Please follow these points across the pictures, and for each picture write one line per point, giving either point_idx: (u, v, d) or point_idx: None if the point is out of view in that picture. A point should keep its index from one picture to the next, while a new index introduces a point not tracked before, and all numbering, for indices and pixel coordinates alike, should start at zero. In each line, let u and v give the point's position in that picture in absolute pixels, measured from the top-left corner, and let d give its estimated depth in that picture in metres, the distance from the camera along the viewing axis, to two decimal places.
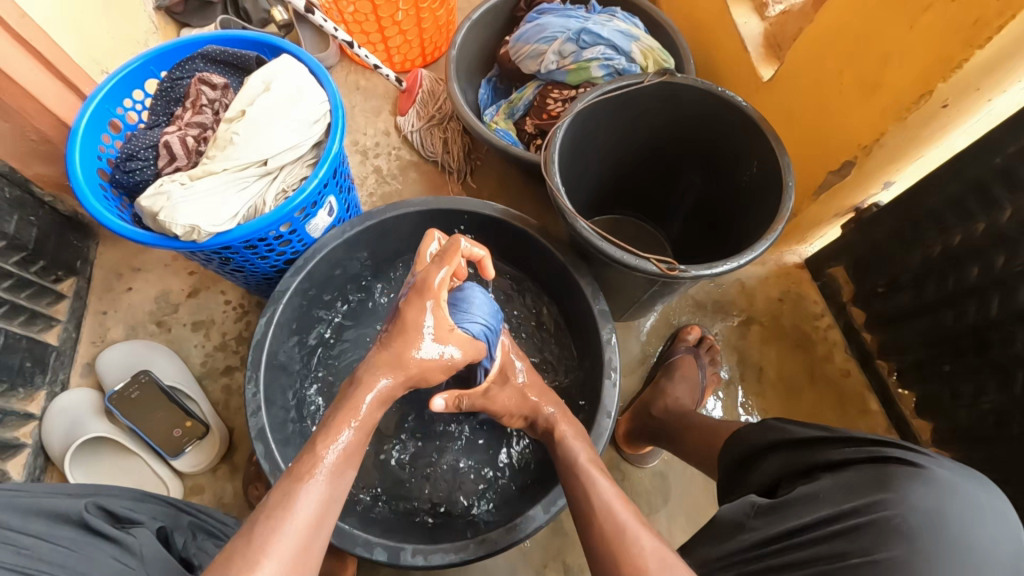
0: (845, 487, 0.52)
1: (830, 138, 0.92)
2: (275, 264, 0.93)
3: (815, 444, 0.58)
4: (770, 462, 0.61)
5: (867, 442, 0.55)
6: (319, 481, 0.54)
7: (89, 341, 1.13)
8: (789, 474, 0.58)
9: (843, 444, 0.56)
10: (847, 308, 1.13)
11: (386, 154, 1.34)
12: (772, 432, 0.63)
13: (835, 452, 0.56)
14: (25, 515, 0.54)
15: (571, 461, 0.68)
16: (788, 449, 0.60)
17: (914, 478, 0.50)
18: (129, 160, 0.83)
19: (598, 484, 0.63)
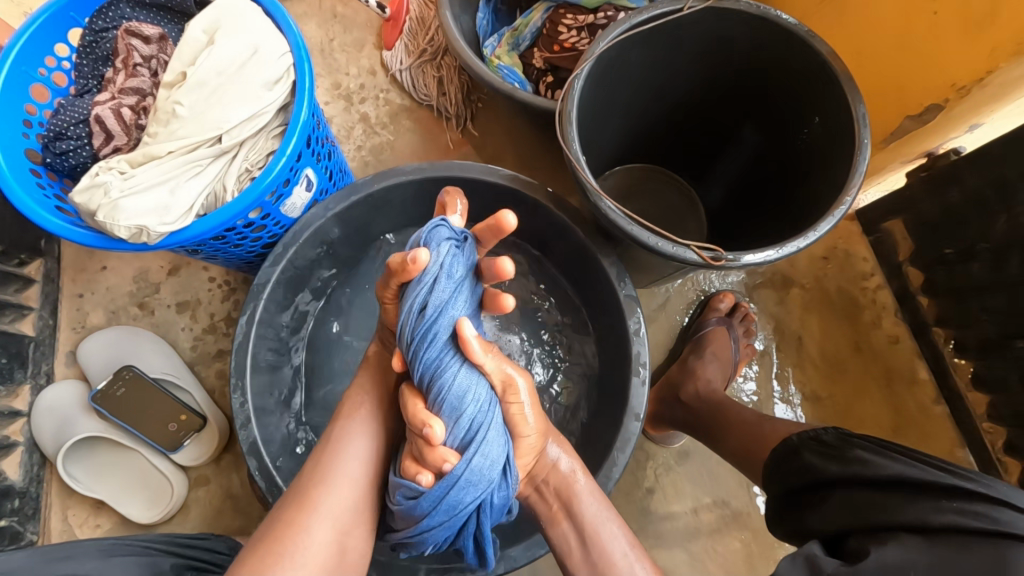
0: (942, 564, 0.45)
1: (914, 73, 0.75)
2: (253, 250, 0.81)
3: (904, 494, 0.52)
4: (838, 503, 0.56)
5: (972, 501, 0.48)
6: (359, 439, 0.64)
7: (69, 327, 1.05)
8: (862, 524, 0.52)
9: (947, 503, 0.49)
10: (903, 268, 0.99)
11: (373, 98, 1.17)
12: (846, 467, 0.57)
13: (931, 514, 0.49)
14: None
15: (591, 526, 0.60)
16: (865, 489, 0.55)
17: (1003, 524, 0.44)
18: (57, 140, 0.68)
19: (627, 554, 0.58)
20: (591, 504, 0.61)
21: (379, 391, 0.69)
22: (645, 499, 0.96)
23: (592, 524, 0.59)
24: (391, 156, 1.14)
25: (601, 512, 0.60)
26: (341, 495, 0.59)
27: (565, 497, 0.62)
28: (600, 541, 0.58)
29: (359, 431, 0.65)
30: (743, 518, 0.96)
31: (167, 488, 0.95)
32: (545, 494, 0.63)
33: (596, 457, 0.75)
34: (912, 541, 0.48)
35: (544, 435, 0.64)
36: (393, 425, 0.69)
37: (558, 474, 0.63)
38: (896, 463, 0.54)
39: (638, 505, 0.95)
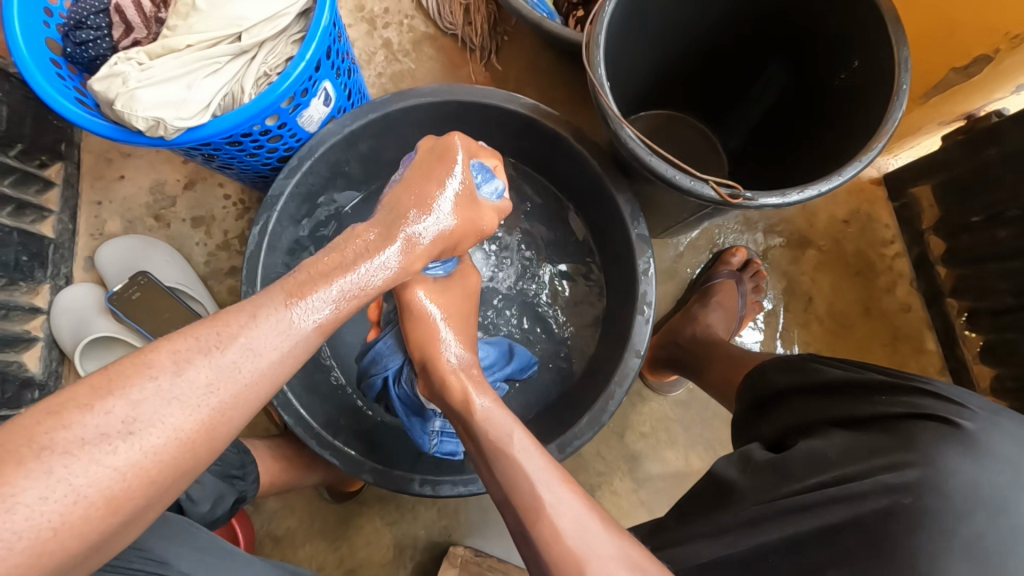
0: (859, 442, 0.50)
1: (967, 18, 0.72)
2: (268, 162, 0.81)
3: (837, 395, 0.56)
4: (787, 409, 0.60)
5: (900, 393, 0.52)
6: (276, 338, 0.46)
7: (87, 233, 1.07)
8: (800, 424, 0.57)
9: (874, 397, 0.53)
10: (925, 236, 0.97)
11: (397, 23, 1.13)
12: (797, 376, 0.61)
13: (864, 406, 0.53)
14: None
15: (492, 440, 0.52)
16: (808, 396, 0.58)
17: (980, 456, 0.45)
18: (77, 29, 0.67)
19: (528, 472, 0.48)
20: (493, 422, 0.54)
21: (336, 286, 0.50)
22: (638, 442, 0.98)
23: (497, 437, 0.52)
24: (411, 85, 1.12)
25: (506, 424, 0.54)
26: (206, 379, 0.42)
27: (466, 420, 0.56)
28: (499, 459, 0.50)
29: (284, 335, 0.46)
30: None
31: None
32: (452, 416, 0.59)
33: (592, 391, 0.77)
34: (844, 430, 0.52)
35: (443, 364, 0.61)
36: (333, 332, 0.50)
37: (458, 395, 0.58)
38: (841, 368, 0.58)
39: (629, 447, 0.97)
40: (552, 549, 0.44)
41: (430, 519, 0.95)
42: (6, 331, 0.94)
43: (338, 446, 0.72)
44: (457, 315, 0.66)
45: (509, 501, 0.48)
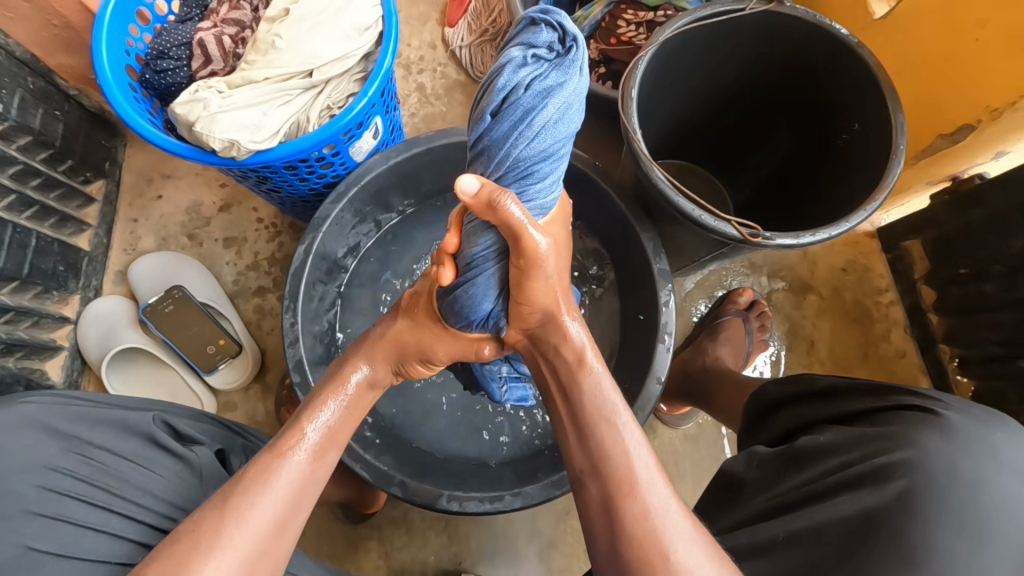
0: (850, 433, 0.55)
1: (954, 90, 0.82)
2: (315, 187, 0.87)
3: (828, 398, 0.61)
4: (784, 414, 0.65)
5: (876, 392, 0.58)
6: (293, 464, 0.53)
7: (120, 248, 1.10)
8: (796, 428, 0.63)
9: (863, 396, 0.59)
10: (917, 286, 1.04)
11: (431, 70, 1.23)
12: (794, 386, 0.66)
13: (854, 404, 0.59)
14: (94, 424, 0.56)
15: (592, 408, 0.55)
16: (799, 401, 0.64)
17: (998, 473, 0.49)
18: (159, 58, 0.74)
19: (629, 449, 0.52)
20: (600, 392, 0.56)
21: (320, 419, 0.57)
22: None
23: (597, 407, 0.55)
24: (442, 125, 1.20)
25: (603, 388, 0.56)
26: (244, 525, 0.48)
27: (570, 381, 0.58)
28: (600, 431, 0.54)
29: (293, 470, 0.53)
30: None
31: (197, 406, 0.99)
32: (549, 374, 0.62)
33: None
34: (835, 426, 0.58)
35: (566, 333, 0.59)
36: (335, 452, 0.57)
37: (571, 358, 0.58)
38: (828, 376, 0.64)
39: None
40: (639, 522, 0.47)
41: (442, 544, 0.95)
42: (34, 338, 0.96)
43: (369, 460, 0.74)
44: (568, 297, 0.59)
45: (600, 472, 0.52)
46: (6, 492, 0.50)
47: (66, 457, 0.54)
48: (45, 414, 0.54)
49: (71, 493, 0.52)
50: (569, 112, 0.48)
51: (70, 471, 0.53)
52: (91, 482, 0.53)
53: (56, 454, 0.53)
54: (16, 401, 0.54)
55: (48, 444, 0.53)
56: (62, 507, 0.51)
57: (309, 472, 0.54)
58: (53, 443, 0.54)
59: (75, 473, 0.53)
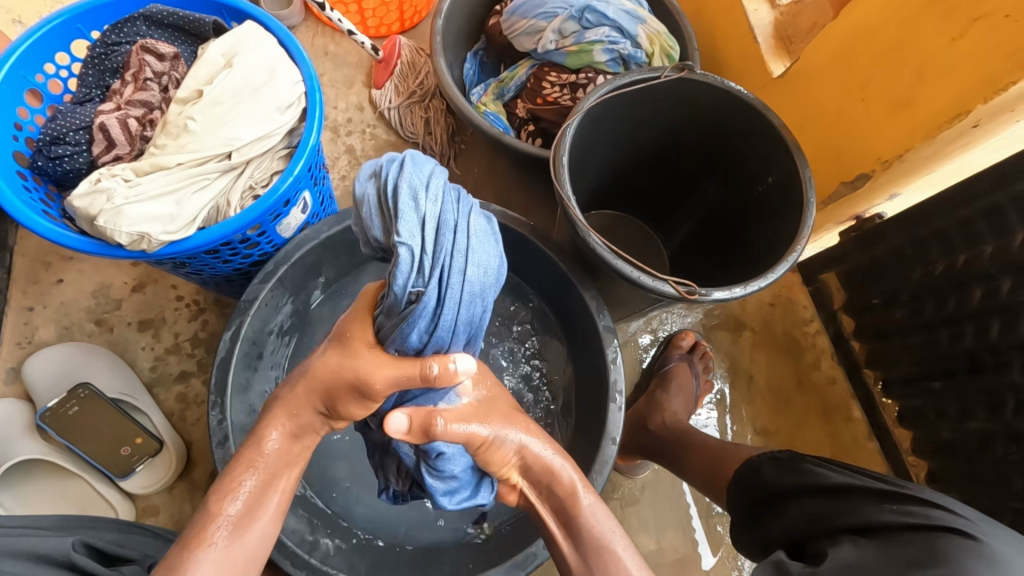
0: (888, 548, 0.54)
1: (848, 145, 0.90)
2: (240, 267, 0.82)
3: (851, 500, 0.62)
4: (799, 509, 0.66)
5: (909, 504, 0.58)
6: (209, 549, 0.55)
7: (13, 342, 0.98)
8: (821, 531, 0.61)
9: (890, 506, 0.59)
10: (838, 315, 1.11)
11: (359, 132, 1.21)
12: (804, 482, 0.67)
13: (878, 513, 0.58)
14: (4, 560, 0.53)
15: (593, 544, 0.60)
16: (818, 498, 0.65)
17: (980, 562, 0.50)
18: (54, 144, 0.68)
19: (633, 570, 0.59)
20: (596, 523, 0.62)
21: (235, 497, 0.58)
22: None
23: (597, 544, 0.60)
24: None
25: (602, 532, 0.61)
26: None
27: (570, 518, 0.63)
28: (607, 557, 0.60)
29: (219, 555, 0.55)
30: (706, 543, 1.00)
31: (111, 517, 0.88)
32: (548, 511, 0.65)
33: None
34: (866, 538, 0.57)
35: (566, 478, 0.64)
36: (263, 524, 0.59)
37: (565, 487, 0.64)
38: (838, 474, 0.65)
39: None
40: None
41: None
42: None
43: (314, 564, 0.68)
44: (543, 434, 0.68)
45: None
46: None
47: None
48: None
49: None
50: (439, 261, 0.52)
51: None
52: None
53: None
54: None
55: None
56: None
57: (229, 555, 0.55)
58: None
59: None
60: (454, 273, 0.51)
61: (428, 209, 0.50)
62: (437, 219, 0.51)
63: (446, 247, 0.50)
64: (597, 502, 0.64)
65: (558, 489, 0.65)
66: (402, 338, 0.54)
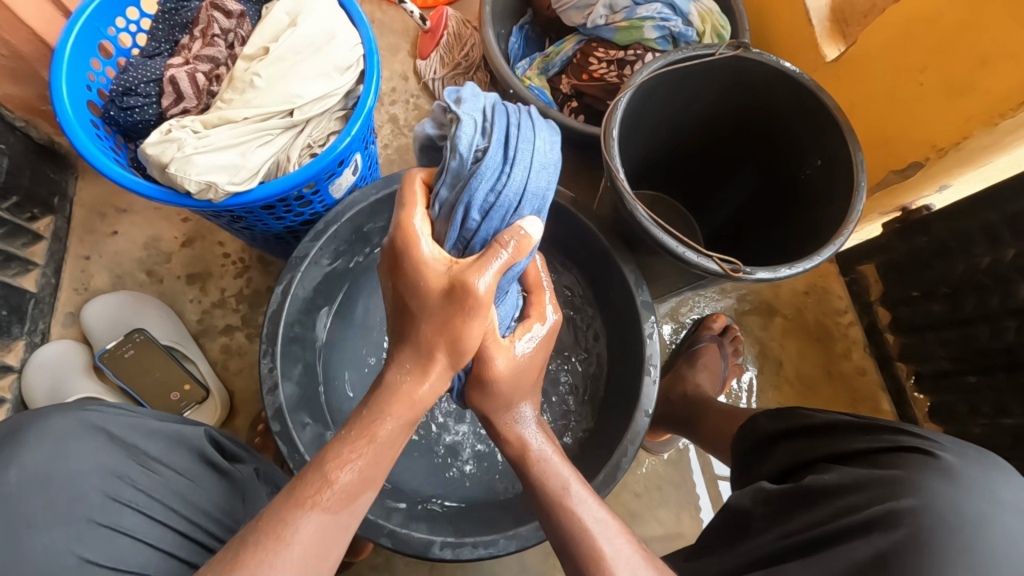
0: None
1: (901, 132, 0.89)
2: (291, 224, 0.84)
3: (829, 434, 0.64)
4: (781, 449, 0.68)
5: (880, 432, 0.61)
6: (319, 512, 0.45)
7: (71, 288, 1.03)
8: (801, 463, 0.64)
9: (863, 436, 0.61)
10: (873, 308, 1.10)
11: (403, 101, 1.22)
12: (787, 422, 0.69)
13: (852, 443, 0.61)
14: (148, 435, 0.55)
15: (549, 488, 0.58)
16: (799, 438, 0.67)
17: (937, 476, 0.53)
18: (126, 95, 0.71)
19: (589, 523, 0.55)
20: (552, 467, 0.59)
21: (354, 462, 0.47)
22: (631, 500, 1.01)
23: (553, 485, 0.58)
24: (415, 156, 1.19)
25: (563, 473, 0.59)
26: None
27: (522, 467, 0.61)
28: (565, 512, 0.56)
29: (322, 523, 0.45)
30: None
31: None
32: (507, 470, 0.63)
33: (605, 451, 0.80)
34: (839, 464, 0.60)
35: (520, 432, 0.61)
36: (372, 491, 0.49)
37: (514, 446, 0.61)
38: (821, 413, 0.67)
39: (625, 508, 1.00)
40: None
41: None
42: None
43: None
44: (530, 388, 0.63)
45: (567, 551, 0.55)
46: (72, 496, 0.48)
47: (128, 466, 0.52)
48: (107, 420, 0.53)
49: (132, 505, 0.51)
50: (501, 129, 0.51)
51: (133, 481, 0.52)
52: (150, 493, 0.52)
53: (120, 462, 0.52)
54: (80, 407, 0.53)
55: (112, 452, 0.52)
56: (121, 517, 0.50)
57: (336, 520, 0.46)
58: (116, 450, 0.52)
59: (136, 482, 0.52)
60: (522, 138, 0.50)
61: (486, 98, 0.52)
62: (492, 106, 0.52)
63: (512, 115, 0.51)
64: (549, 443, 0.62)
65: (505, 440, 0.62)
66: (471, 204, 0.50)
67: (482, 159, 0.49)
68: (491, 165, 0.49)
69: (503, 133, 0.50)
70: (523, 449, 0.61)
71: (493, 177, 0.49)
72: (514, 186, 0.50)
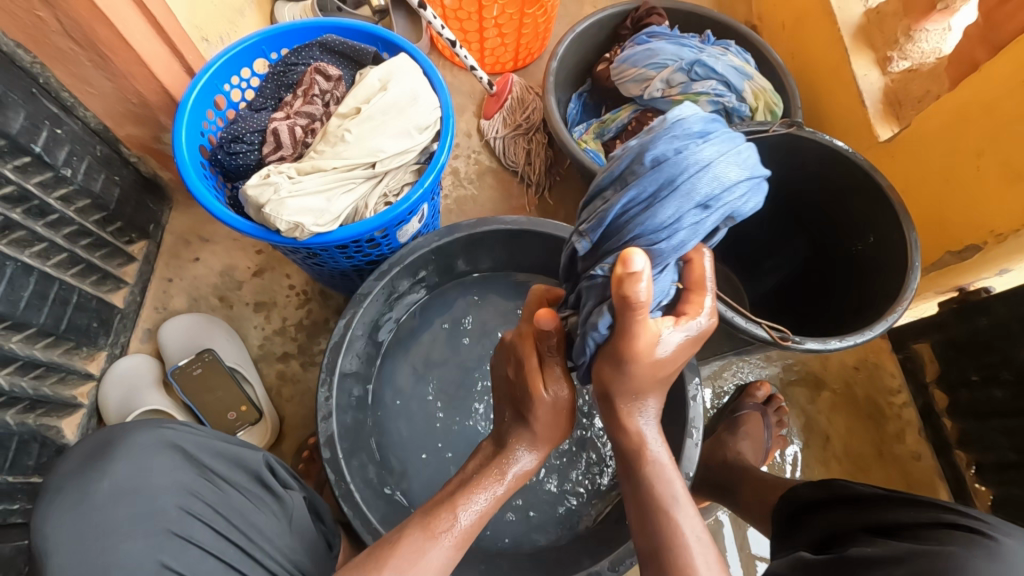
0: None
1: (959, 214, 0.89)
2: (358, 264, 0.91)
3: (876, 507, 0.63)
4: (825, 520, 0.67)
5: (931, 510, 0.59)
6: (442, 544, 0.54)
7: (152, 306, 1.13)
8: (845, 534, 0.62)
9: (913, 512, 0.60)
10: (929, 389, 1.06)
11: (465, 156, 1.31)
12: (836, 494, 0.69)
13: (901, 517, 0.60)
14: (216, 456, 0.60)
15: (656, 493, 0.56)
16: (845, 509, 0.66)
17: (985, 553, 0.51)
18: (233, 142, 0.81)
19: (690, 541, 0.53)
20: (663, 472, 0.57)
21: (473, 506, 0.58)
22: None
23: (661, 493, 0.56)
24: (472, 207, 1.27)
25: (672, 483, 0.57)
26: None
27: (632, 460, 0.58)
28: (666, 522, 0.54)
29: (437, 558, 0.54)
30: None
31: None
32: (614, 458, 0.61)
33: None
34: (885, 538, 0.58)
35: (642, 430, 0.57)
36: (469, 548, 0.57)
37: (631, 437, 0.58)
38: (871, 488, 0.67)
39: None
40: None
41: None
42: (57, 394, 0.96)
43: None
44: (662, 383, 0.57)
45: (659, 565, 0.53)
46: (153, 508, 0.53)
47: (197, 482, 0.57)
48: (181, 439, 0.59)
49: (200, 518, 0.55)
50: (702, 132, 0.51)
51: (201, 496, 0.56)
52: (217, 508, 0.56)
53: (190, 479, 0.56)
54: (160, 425, 0.59)
55: (183, 469, 0.57)
56: (191, 529, 0.54)
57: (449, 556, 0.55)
58: (187, 467, 0.57)
59: (205, 498, 0.56)
60: (718, 144, 0.51)
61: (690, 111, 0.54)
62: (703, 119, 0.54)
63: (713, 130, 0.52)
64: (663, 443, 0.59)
65: (619, 428, 0.59)
66: (649, 177, 0.50)
67: (670, 147, 0.50)
68: (680, 157, 0.50)
69: (664, 128, 0.52)
70: (636, 441, 0.58)
71: (678, 170, 0.49)
72: (697, 155, 0.50)
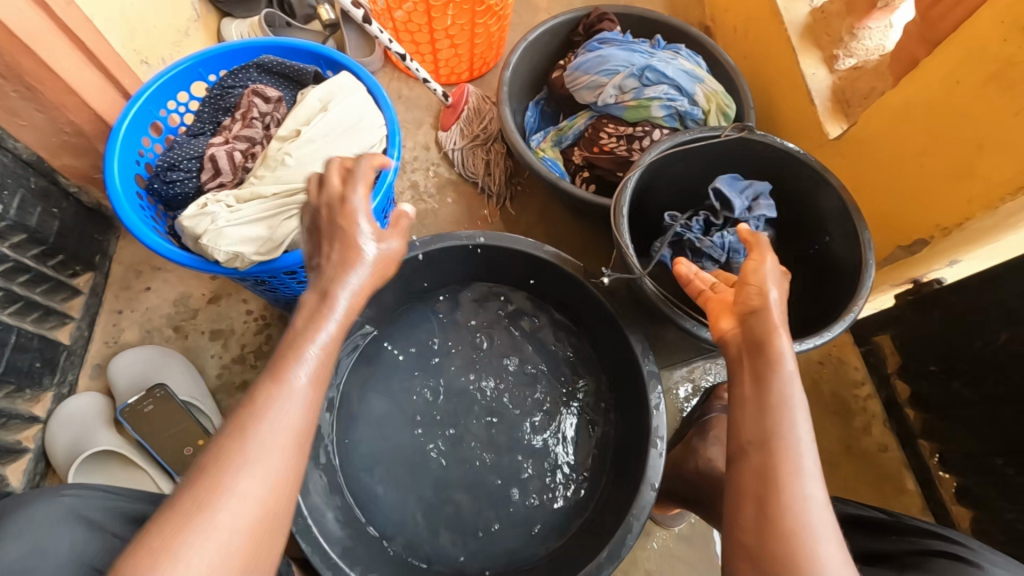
0: None
1: (905, 209, 0.90)
2: (310, 288, 0.88)
3: (863, 532, 0.67)
4: None
5: (913, 534, 0.64)
6: (295, 406, 0.48)
7: (101, 341, 1.08)
8: None
9: (895, 535, 0.65)
10: (891, 381, 1.07)
11: (424, 169, 1.29)
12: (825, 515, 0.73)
13: (886, 543, 0.64)
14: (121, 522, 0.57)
15: (779, 386, 0.52)
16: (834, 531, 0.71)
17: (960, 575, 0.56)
18: (169, 170, 0.78)
19: (803, 445, 0.50)
20: (791, 376, 0.53)
21: (311, 362, 0.50)
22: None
23: (784, 388, 0.52)
24: (433, 221, 1.25)
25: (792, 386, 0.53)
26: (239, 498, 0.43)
27: (759, 352, 0.55)
28: (780, 416, 0.51)
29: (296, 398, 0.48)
30: None
31: None
32: (737, 352, 0.58)
33: (612, 524, 0.78)
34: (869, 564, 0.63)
35: (772, 314, 0.57)
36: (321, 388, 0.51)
37: (765, 325, 0.56)
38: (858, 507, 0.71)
39: None
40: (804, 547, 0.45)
41: None
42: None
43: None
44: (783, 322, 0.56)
45: (767, 448, 0.50)
46: None
47: (101, 554, 0.55)
48: (84, 507, 0.57)
49: None
50: None
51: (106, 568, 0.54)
52: None
53: (93, 551, 0.55)
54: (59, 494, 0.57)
55: (86, 541, 0.55)
56: None
57: (310, 402, 0.49)
58: (90, 538, 0.55)
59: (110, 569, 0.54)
60: None
61: None
62: None
63: None
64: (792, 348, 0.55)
65: (759, 323, 0.56)
66: None
67: None
68: None
69: None
70: (766, 332, 0.56)
71: None
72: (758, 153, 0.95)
